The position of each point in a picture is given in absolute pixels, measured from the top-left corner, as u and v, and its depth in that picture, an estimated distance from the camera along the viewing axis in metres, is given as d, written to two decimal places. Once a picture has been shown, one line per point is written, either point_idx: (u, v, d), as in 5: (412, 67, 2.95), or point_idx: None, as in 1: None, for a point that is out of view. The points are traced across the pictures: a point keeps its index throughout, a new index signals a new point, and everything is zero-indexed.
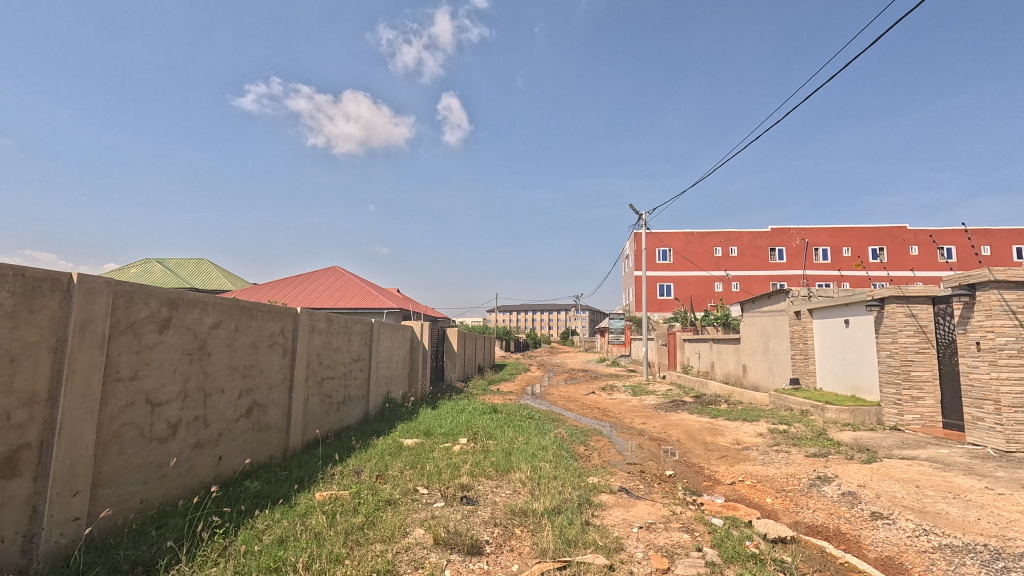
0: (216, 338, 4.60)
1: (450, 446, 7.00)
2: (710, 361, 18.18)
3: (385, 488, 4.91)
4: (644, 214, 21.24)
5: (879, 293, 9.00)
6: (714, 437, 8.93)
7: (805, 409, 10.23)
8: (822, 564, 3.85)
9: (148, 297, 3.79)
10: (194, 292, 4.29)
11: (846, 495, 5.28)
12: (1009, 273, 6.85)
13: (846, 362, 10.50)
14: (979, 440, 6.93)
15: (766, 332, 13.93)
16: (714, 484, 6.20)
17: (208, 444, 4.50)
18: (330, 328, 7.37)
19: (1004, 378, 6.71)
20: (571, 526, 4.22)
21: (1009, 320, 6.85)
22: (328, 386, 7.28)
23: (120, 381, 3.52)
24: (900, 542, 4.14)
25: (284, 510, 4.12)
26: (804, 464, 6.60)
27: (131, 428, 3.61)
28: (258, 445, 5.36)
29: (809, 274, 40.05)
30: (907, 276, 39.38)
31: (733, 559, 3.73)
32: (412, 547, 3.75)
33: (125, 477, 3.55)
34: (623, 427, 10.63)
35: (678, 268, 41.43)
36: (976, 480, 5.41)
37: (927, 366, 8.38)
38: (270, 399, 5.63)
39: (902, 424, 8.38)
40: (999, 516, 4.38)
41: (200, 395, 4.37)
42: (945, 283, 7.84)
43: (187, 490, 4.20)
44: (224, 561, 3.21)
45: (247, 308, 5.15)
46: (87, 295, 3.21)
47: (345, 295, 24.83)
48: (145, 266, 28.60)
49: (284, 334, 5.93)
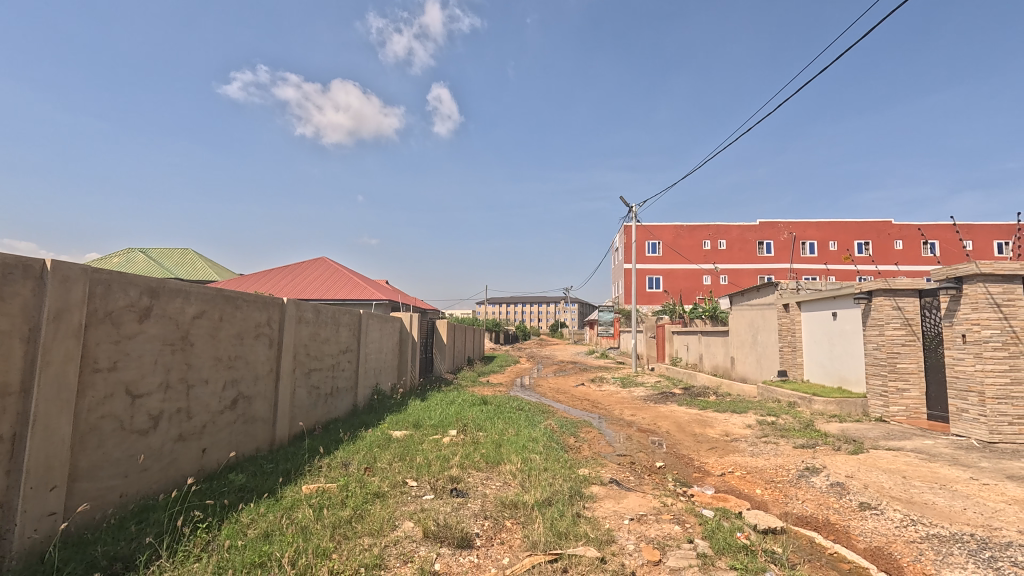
0: (199, 329, 4.48)
1: (439, 438, 6.95)
2: (699, 353, 18.30)
3: (374, 480, 4.84)
4: (634, 206, 21.22)
5: (866, 286, 9.06)
6: (703, 428, 8.98)
7: (792, 401, 10.33)
8: (812, 555, 3.86)
9: (128, 286, 3.66)
10: (177, 281, 4.16)
11: (834, 486, 5.32)
12: (996, 266, 6.91)
13: (834, 354, 10.59)
14: (963, 431, 7.03)
15: (754, 325, 14.01)
16: (704, 475, 6.22)
17: (191, 437, 4.39)
18: (318, 319, 7.24)
19: (988, 370, 6.80)
20: (562, 518, 4.19)
21: (994, 313, 6.93)
22: (316, 377, 7.18)
23: (98, 371, 3.40)
24: (888, 532, 4.17)
25: (270, 504, 4.03)
26: (793, 455, 6.65)
27: (110, 420, 3.49)
28: (243, 438, 5.26)
29: (796, 267, 40.44)
30: (892, 270, 39.98)
31: (724, 551, 3.72)
32: (401, 540, 3.69)
33: (104, 470, 3.44)
34: (613, 419, 10.65)
35: (667, 261, 41.66)
36: (961, 471, 5.47)
37: (912, 359, 8.48)
38: (256, 391, 5.51)
39: (888, 415, 8.48)
40: (984, 507, 4.43)
41: (183, 387, 4.26)
42: (932, 276, 7.90)
43: (170, 483, 4.10)
44: (207, 556, 3.13)
45: (231, 297, 5.02)
46: (62, 283, 3.08)
47: (333, 287, 24.58)
48: (128, 256, 28.03)
49: (270, 325, 5.80)
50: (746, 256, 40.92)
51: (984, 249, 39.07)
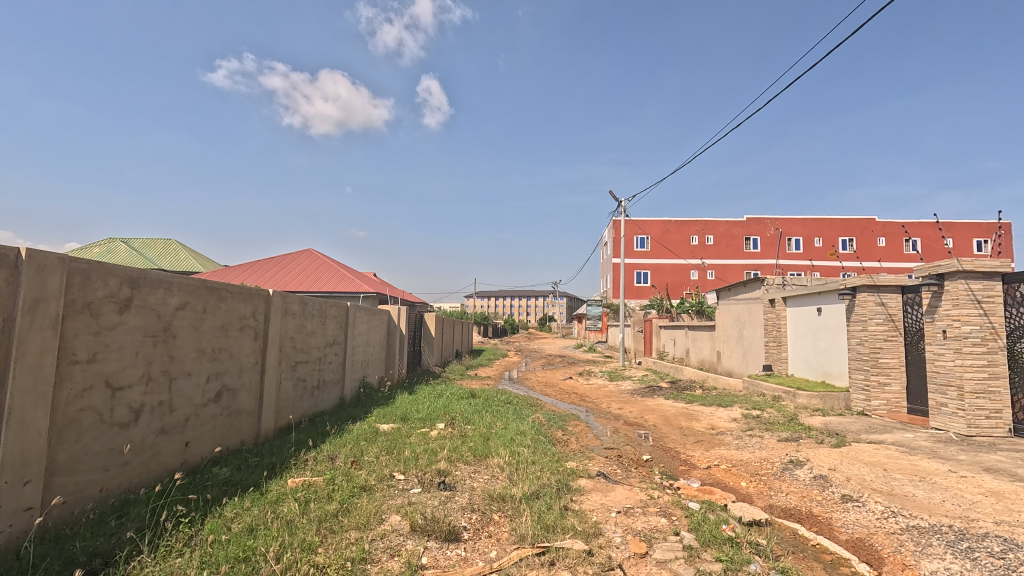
0: (182, 320, 4.39)
1: (427, 431, 6.91)
2: (685, 347, 18.49)
3: (361, 474, 4.81)
4: (622, 201, 21.29)
5: (851, 282, 9.17)
6: (690, 422, 9.06)
7: (776, 395, 10.46)
8: (796, 547, 3.91)
9: (107, 276, 3.56)
10: (158, 271, 4.06)
11: (817, 478, 5.40)
12: (976, 263, 7.04)
13: (818, 349, 10.75)
14: (942, 425, 7.19)
15: (740, 319, 14.17)
16: (690, 468, 6.29)
17: (173, 430, 4.31)
18: (305, 311, 7.14)
19: (967, 365, 6.94)
20: (550, 511, 4.20)
21: (974, 310, 7.06)
22: (302, 370, 7.10)
23: (77, 363, 3.32)
24: (870, 524, 4.24)
25: (255, 498, 3.98)
26: (777, 449, 6.73)
27: (89, 413, 3.41)
28: (228, 431, 5.20)
29: (781, 264, 40.92)
30: (875, 267, 40.66)
31: (710, 543, 3.75)
32: (388, 534, 3.67)
33: (83, 465, 3.36)
34: (601, 411, 10.73)
35: (655, 256, 41.91)
36: (940, 464, 5.59)
37: (894, 354, 8.63)
38: (240, 383, 5.43)
39: (869, 409, 8.64)
40: (962, 498, 4.54)
41: (165, 379, 4.18)
42: (915, 273, 8.01)
43: (151, 477, 4.02)
44: (190, 551, 3.08)
45: (215, 289, 4.93)
46: (37, 272, 2.98)
47: (320, 278, 24.38)
48: (109, 245, 27.49)
49: (255, 317, 5.71)
50: (733, 251, 41.31)
51: (964, 246, 39.91)
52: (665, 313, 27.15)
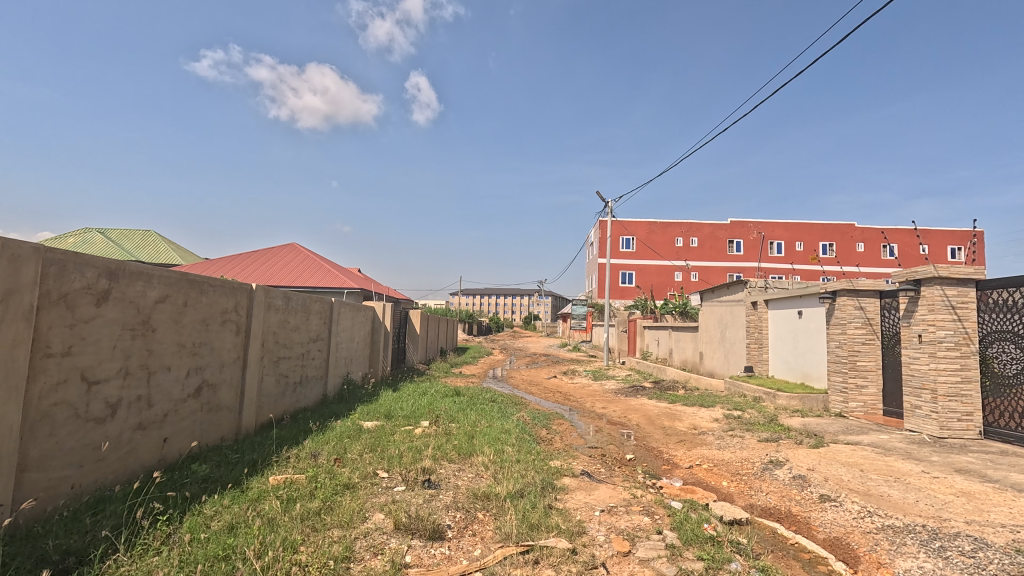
0: (162, 314, 4.29)
1: (411, 429, 6.85)
2: (668, 348, 18.67)
3: (344, 471, 4.76)
4: (609, 202, 21.51)
5: (831, 286, 9.36)
6: (672, 421, 9.15)
7: (757, 395, 10.64)
8: (775, 545, 3.99)
9: (84, 267, 3.47)
10: (137, 263, 3.97)
11: (796, 478, 5.51)
12: (951, 269, 7.24)
13: (798, 351, 10.94)
14: (916, 427, 7.39)
15: (722, 321, 14.37)
16: (672, 467, 6.36)
17: (151, 426, 4.21)
18: (287, 306, 7.03)
19: (941, 368, 7.12)
20: (534, 509, 4.22)
21: (948, 314, 7.26)
22: (284, 366, 6.97)
23: (51, 356, 3.23)
24: (846, 523, 4.34)
25: (235, 496, 3.90)
26: (757, 448, 6.85)
27: (63, 408, 3.31)
28: (208, 427, 5.11)
29: (763, 267, 41.61)
30: (854, 271, 41.58)
31: (691, 542, 3.79)
32: (371, 532, 3.64)
33: (57, 460, 3.28)
34: (585, 411, 10.79)
35: (641, 256, 42.29)
36: (913, 464, 5.74)
37: (870, 357, 8.84)
38: (221, 378, 5.34)
39: (846, 411, 8.83)
40: (934, 498, 4.67)
41: (143, 372, 4.08)
42: (894, 278, 8.20)
43: (128, 474, 3.93)
44: (168, 549, 3.02)
45: (197, 282, 4.83)
46: (9, 263, 2.87)
47: (304, 274, 24.08)
48: (85, 236, 26.86)
49: (237, 311, 5.60)
50: (716, 254, 41.86)
51: (938, 253, 41.06)
52: (653, 314, 26.33)
